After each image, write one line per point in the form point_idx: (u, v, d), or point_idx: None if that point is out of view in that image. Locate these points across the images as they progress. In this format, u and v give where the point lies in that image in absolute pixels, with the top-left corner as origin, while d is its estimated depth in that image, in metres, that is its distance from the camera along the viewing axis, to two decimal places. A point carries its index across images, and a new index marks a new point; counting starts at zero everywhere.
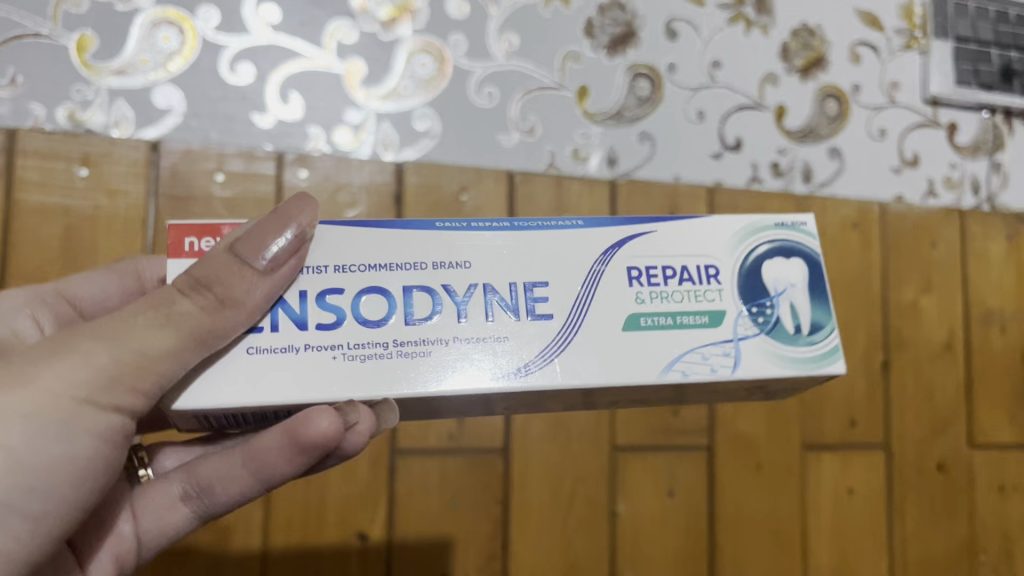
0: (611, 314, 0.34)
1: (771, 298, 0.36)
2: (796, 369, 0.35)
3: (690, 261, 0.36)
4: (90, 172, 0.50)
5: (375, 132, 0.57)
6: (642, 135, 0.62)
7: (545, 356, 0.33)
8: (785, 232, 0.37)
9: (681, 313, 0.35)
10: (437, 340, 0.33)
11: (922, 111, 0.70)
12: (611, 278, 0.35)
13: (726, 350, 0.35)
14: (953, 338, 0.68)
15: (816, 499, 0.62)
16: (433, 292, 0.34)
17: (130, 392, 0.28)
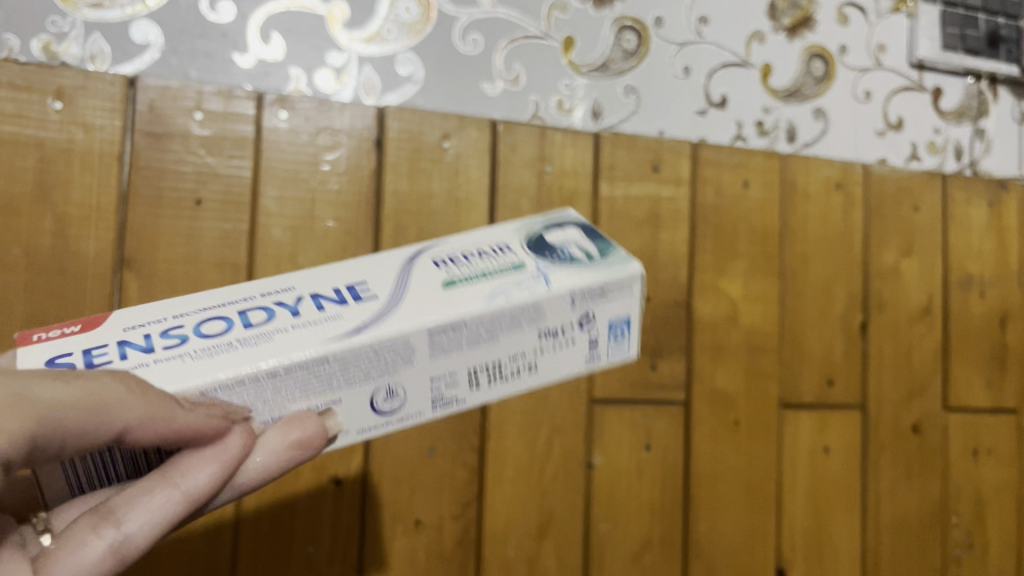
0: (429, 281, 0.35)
1: (560, 247, 0.38)
2: (601, 275, 0.36)
3: (479, 246, 0.39)
4: (64, 105, 0.49)
5: (357, 76, 0.57)
6: (628, 89, 0.62)
7: (385, 308, 0.33)
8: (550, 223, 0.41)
9: (488, 271, 0.36)
10: (276, 328, 0.32)
11: (908, 75, 0.70)
12: (416, 271, 0.36)
13: (535, 279, 0.35)
14: (932, 302, 0.68)
15: (792, 456, 0.62)
16: (268, 307, 0.34)
17: None
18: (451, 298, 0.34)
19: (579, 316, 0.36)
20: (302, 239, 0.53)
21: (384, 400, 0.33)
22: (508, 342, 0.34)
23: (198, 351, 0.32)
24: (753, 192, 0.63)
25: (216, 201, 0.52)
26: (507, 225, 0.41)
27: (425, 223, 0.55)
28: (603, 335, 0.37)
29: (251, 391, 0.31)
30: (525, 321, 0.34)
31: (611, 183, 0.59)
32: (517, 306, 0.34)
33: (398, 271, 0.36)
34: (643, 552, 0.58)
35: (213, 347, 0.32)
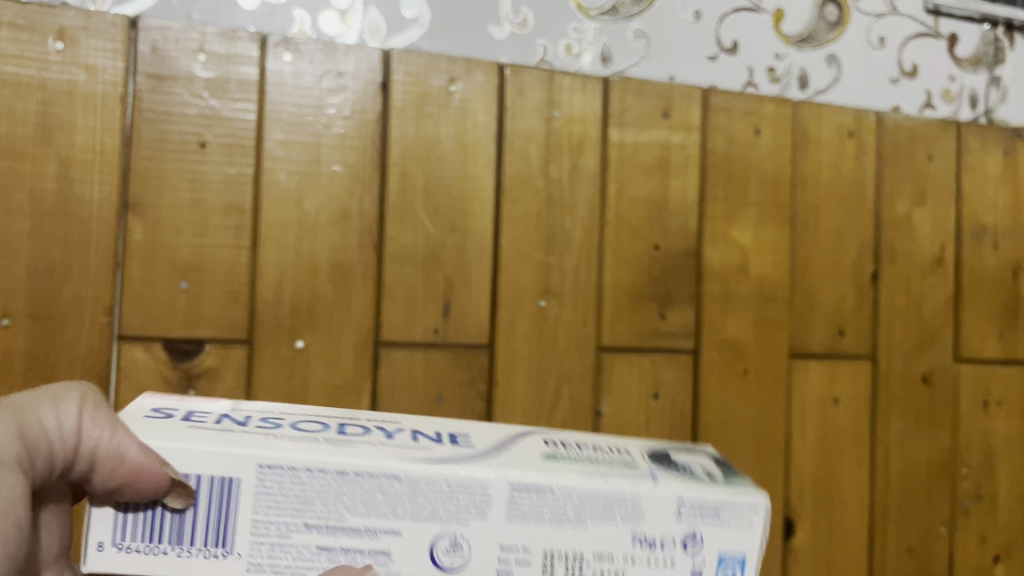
0: (529, 450, 0.34)
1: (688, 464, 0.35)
2: (712, 498, 0.33)
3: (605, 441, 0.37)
4: (65, 47, 0.49)
5: (362, 18, 0.56)
6: (637, 33, 0.61)
7: (435, 503, 0.31)
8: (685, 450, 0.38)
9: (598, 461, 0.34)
10: (366, 442, 0.33)
11: (924, 20, 0.69)
12: (528, 440, 0.36)
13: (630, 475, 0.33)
14: (945, 252, 0.67)
15: (801, 406, 0.62)
16: (368, 429, 0.35)
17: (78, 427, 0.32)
18: (549, 463, 0.33)
19: (682, 533, 0.32)
20: (308, 185, 0.53)
21: (446, 552, 0.31)
22: (596, 531, 0.32)
23: (289, 437, 0.33)
24: (763, 140, 0.62)
25: (219, 144, 0.51)
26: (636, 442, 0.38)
27: (431, 169, 0.55)
28: (708, 569, 0.32)
29: (315, 491, 0.31)
30: (619, 515, 0.32)
31: (621, 130, 0.59)
32: (610, 489, 0.32)
33: (524, 436, 0.36)
34: None
35: (304, 438, 0.33)
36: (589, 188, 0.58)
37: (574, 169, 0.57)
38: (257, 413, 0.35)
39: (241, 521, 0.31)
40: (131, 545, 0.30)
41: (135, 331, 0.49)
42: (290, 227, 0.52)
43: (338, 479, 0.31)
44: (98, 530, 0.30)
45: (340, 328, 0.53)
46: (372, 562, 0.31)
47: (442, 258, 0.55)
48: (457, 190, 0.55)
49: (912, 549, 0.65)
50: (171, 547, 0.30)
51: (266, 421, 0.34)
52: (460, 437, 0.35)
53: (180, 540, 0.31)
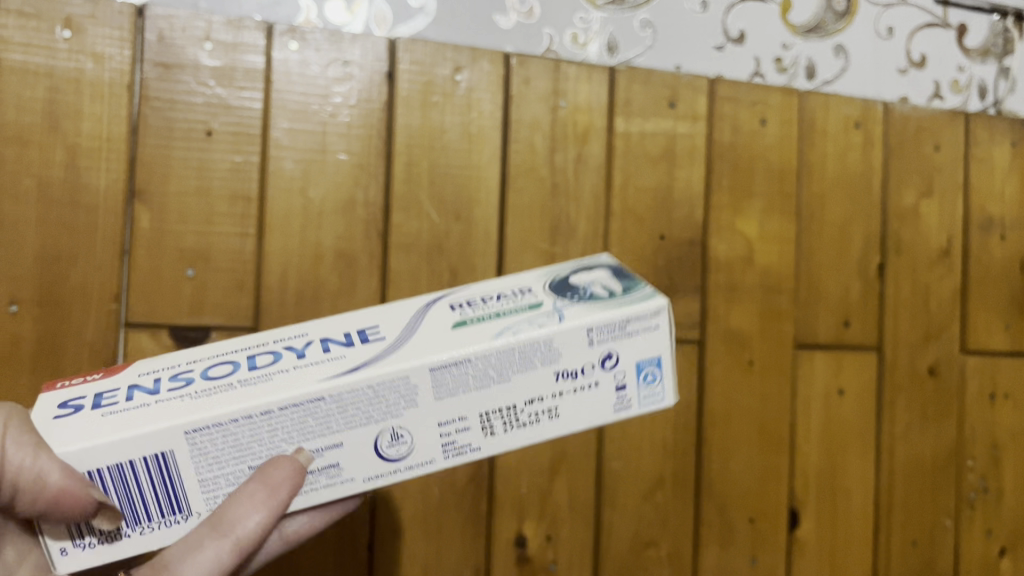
0: (438, 326, 0.35)
1: (582, 287, 0.37)
2: (613, 314, 0.34)
3: (504, 289, 0.38)
4: (73, 35, 0.49)
5: (368, 7, 0.56)
6: (644, 23, 0.61)
7: (352, 411, 0.32)
8: (584, 265, 0.40)
9: (502, 313, 0.35)
10: (279, 369, 0.34)
11: (932, 11, 0.69)
12: (433, 313, 0.36)
13: (540, 323, 0.34)
14: (952, 244, 0.67)
15: (806, 396, 0.62)
16: (276, 351, 0.35)
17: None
18: (456, 335, 0.34)
19: (600, 355, 0.34)
20: (313, 173, 0.53)
21: (389, 445, 0.33)
22: (522, 383, 0.33)
23: (196, 395, 0.32)
24: (770, 130, 0.62)
25: (226, 132, 0.51)
26: (537, 276, 0.39)
27: (437, 158, 0.55)
28: (630, 379, 0.34)
29: (249, 436, 0.32)
30: (539, 360, 0.33)
31: (627, 119, 0.58)
32: (524, 342, 0.33)
33: (430, 310, 0.37)
34: (655, 490, 0.58)
35: (215, 388, 0.33)
36: (594, 178, 0.58)
37: (579, 159, 0.57)
38: (168, 370, 0.35)
39: (188, 480, 0.32)
40: (91, 541, 0.32)
41: (141, 318, 0.50)
42: (296, 216, 0.52)
43: (263, 419, 0.32)
44: (59, 536, 0.32)
45: (345, 316, 0.53)
46: (325, 478, 0.33)
47: (446, 248, 0.55)
48: (462, 179, 0.55)
49: (916, 541, 0.65)
50: (132, 530, 0.32)
51: (178, 376, 0.34)
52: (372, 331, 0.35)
53: (138, 518, 0.32)
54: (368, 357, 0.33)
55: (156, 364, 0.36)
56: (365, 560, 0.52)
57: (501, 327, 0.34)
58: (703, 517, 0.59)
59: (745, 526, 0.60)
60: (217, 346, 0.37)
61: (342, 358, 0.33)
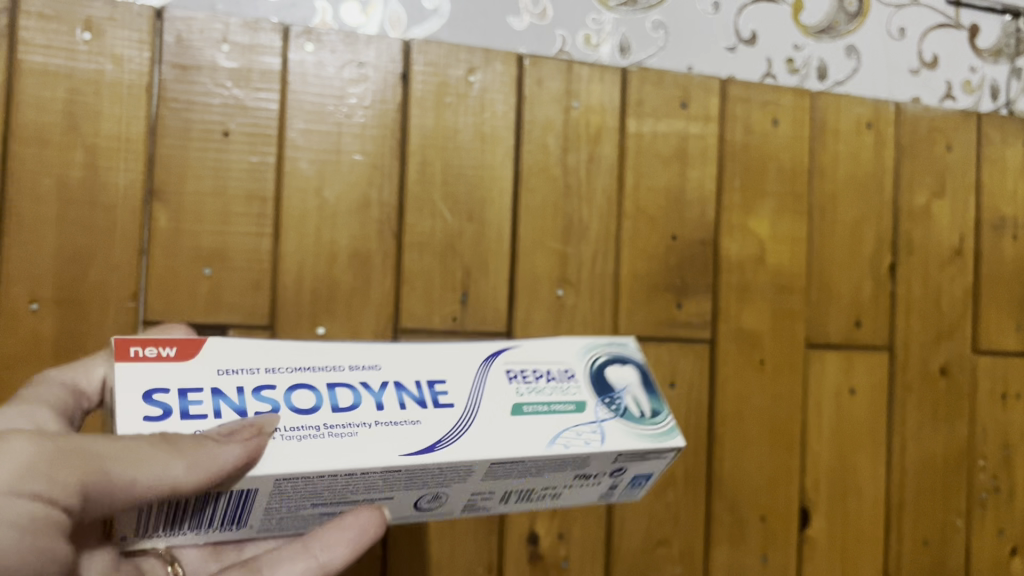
0: (499, 406, 0.36)
1: (617, 393, 0.38)
2: (642, 443, 0.37)
3: (553, 365, 0.39)
4: (93, 36, 0.50)
5: (383, 9, 0.56)
6: (656, 24, 0.61)
7: (414, 484, 0.34)
8: (617, 348, 0.41)
9: (553, 403, 0.37)
10: (360, 423, 0.33)
11: (944, 11, 0.69)
12: (494, 381, 0.37)
13: (591, 429, 0.36)
14: (964, 244, 0.67)
15: (817, 395, 0.62)
16: (353, 388, 0.35)
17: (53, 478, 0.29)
18: (517, 429, 0.35)
19: (614, 467, 0.37)
20: (328, 173, 0.53)
21: (426, 501, 0.36)
22: (547, 477, 0.37)
23: (287, 434, 0.32)
24: (782, 131, 0.62)
25: (243, 133, 0.52)
26: (577, 347, 0.40)
27: (450, 159, 0.55)
28: (622, 481, 0.39)
29: (326, 487, 0.33)
30: (568, 468, 0.36)
31: (639, 120, 0.59)
32: (572, 456, 0.35)
33: (490, 376, 0.37)
34: (666, 489, 0.58)
35: (303, 431, 0.32)
36: (606, 178, 0.58)
37: (591, 159, 0.58)
38: (248, 374, 0.34)
39: (257, 506, 0.33)
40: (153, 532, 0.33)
41: (159, 316, 0.50)
42: (311, 216, 0.53)
43: (343, 481, 0.32)
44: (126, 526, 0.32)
45: (359, 315, 0.53)
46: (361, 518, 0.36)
47: (459, 247, 0.55)
48: (475, 179, 0.56)
49: (928, 540, 0.65)
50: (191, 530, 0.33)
51: (259, 391, 0.34)
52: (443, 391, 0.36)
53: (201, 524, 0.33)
54: (445, 435, 0.34)
55: (233, 354, 0.35)
56: (379, 556, 0.53)
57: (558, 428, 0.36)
58: (714, 516, 0.59)
59: (756, 525, 0.60)
60: (287, 350, 0.35)
61: (422, 425, 0.34)
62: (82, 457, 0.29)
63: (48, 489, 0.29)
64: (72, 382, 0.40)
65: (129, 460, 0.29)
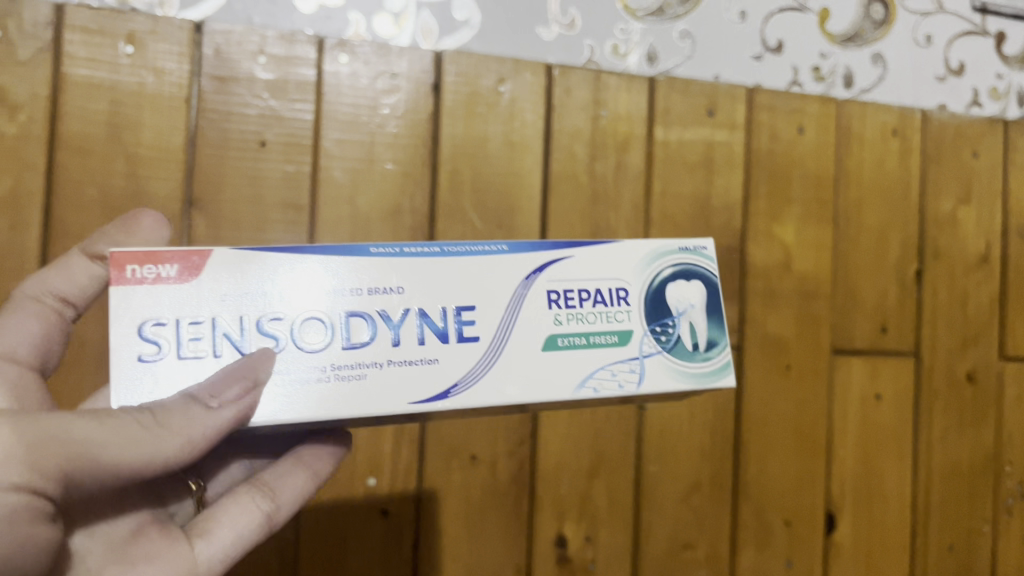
0: (531, 337, 0.36)
1: (673, 318, 0.38)
2: (689, 382, 0.38)
3: (603, 284, 0.38)
4: (135, 50, 0.51)
5: (415, 21, 0.57)
6: (683, 33, 0.62)
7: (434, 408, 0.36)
8: (688, 256, 0.40)
9: (593, 334, 0.37)
10: (372, 362, 0.34)
11: (970, 19, 0.69)
12: (532, 304, 0.36)
13: (631, 366, 0.37)
14: (990, 250, 0.67)
15: (843, 400, 0.62)
16: (369, 317, 0.35)
17: (44, 462, 0.28)
18: (543, 368, 0.36)
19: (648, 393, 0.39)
20: (362, 182, 0.54)
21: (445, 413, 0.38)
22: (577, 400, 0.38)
23: (291, 377, 0.33)
24: (807, 138, 0.63)
25: (279, 143, 0.53)
26: (637, 259, 0.39)
27: (480, 167, 0.56)
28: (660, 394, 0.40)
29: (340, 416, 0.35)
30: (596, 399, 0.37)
31: (666, 127, 0.60)
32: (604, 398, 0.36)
33: (529, 300, 0.36)
34: (692, 493, 0.59)
35: (310, 373, 0.34)
36: (633, 185, 0.59)
37: (618, 166, 0.59)
38: (253, 305, 0.34)
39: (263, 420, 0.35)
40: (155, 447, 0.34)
41: None
42: (345, 223, 0.54)
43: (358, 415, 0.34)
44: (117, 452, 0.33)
45: None
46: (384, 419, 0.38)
47: None
48: (505, 187, 0.57)
49: (954, 546, 0.65)
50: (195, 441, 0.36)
51: (266, 322, 0.34)
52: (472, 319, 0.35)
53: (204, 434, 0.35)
54: (462, 377, 0.35)
55: (239, 278, 0.34)
56: (410, 559, 0.54)
57: (583, 374, 0.36)
58: (739, 519, 0.60)
59: (782, 528, 0.61)
60: (309, 269, 0.35)
61: (445, 365, 0.35)
62: (70, 439, 0.28)
63: (30, 477, 0.27)
64: (53, 291, 0.39)
65: (121, 441, 0.29)
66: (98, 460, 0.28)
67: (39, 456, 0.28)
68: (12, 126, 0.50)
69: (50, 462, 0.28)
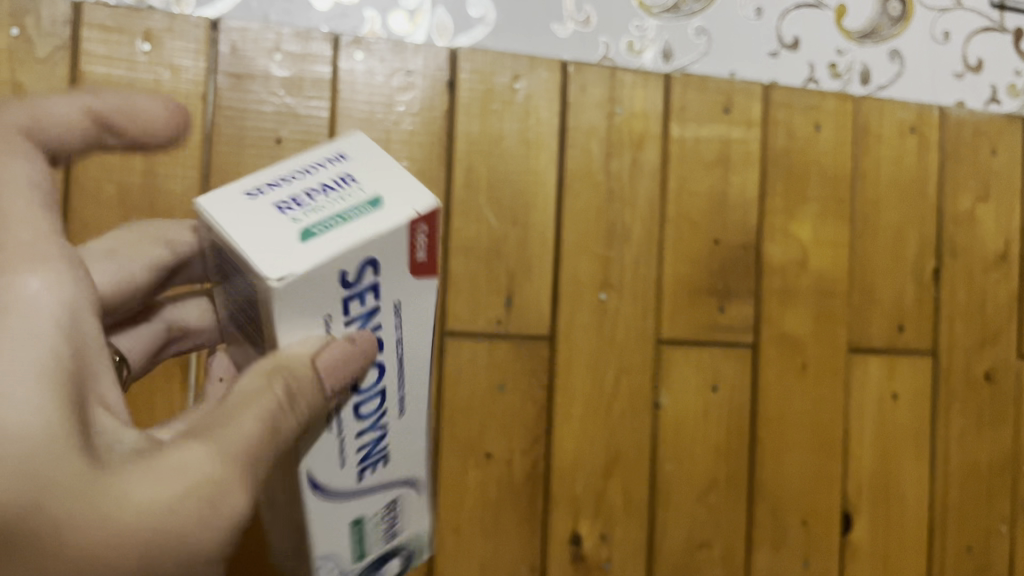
0: (347, 504, 0.36)
1: (378, 548, 0.38)
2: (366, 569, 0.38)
3: (382, 475, 0.37)
4: (151, 47, 0.51)
5: (430, 18, 0.57)
6: (698, 30, 0.62)
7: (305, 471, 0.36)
8: (400, 509, 0.38)
9: (372, 526, 0.37)
10: (337, 425, 0.34)
11: (988, 15, 0.68)
12: (381, 493, 0.37)
13: (383, 533, 0.38)
14: (1009, 249, 0.67)
15: (860, 399, 0.62)
16: (381, 373, 0.35)
17: (215, 433, 0.28)
18: (347, 532, 0.36)
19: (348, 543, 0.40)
20: None
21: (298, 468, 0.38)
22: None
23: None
24: (824, 135, 0.62)
25: (295, 140, 0.53)
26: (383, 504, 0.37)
27: (496, 164, 0.56)
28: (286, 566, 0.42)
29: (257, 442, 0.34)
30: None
31: (682, 124, 0.59)
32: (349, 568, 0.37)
33: (388, 493, 0.38)
34: (708, 492, 0.59)
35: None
36: (649, 183, 0.59)
37: (634, 164, 0.58)
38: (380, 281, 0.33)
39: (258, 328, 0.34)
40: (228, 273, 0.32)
41: None
42: None
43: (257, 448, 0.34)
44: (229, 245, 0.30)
45: None
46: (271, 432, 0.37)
47: (505, 251, 0.56)
48: (520, 184, 0.56)
49: (972, 547, 0.65)
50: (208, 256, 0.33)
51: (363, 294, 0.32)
52: (376, 465, 0.37)
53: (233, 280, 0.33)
54: (334, 486, 0.35)
55: (392, 247, 0.32)
56: (425, 556, 0.54)
57: (336, 543, 0.36)
58: (756, 518, 0.60)
59: (798, 528, 0.61)
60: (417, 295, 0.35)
61: (324, 486, 0.34)
62: (213, 421, 0.29)
63: (216, 443, 0.28)
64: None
65: (255, 400, 0.30)
66: (245, 416, 0.29)
67: (202, 434, 0.29)
68: None
69: (213, 429, 0.29)
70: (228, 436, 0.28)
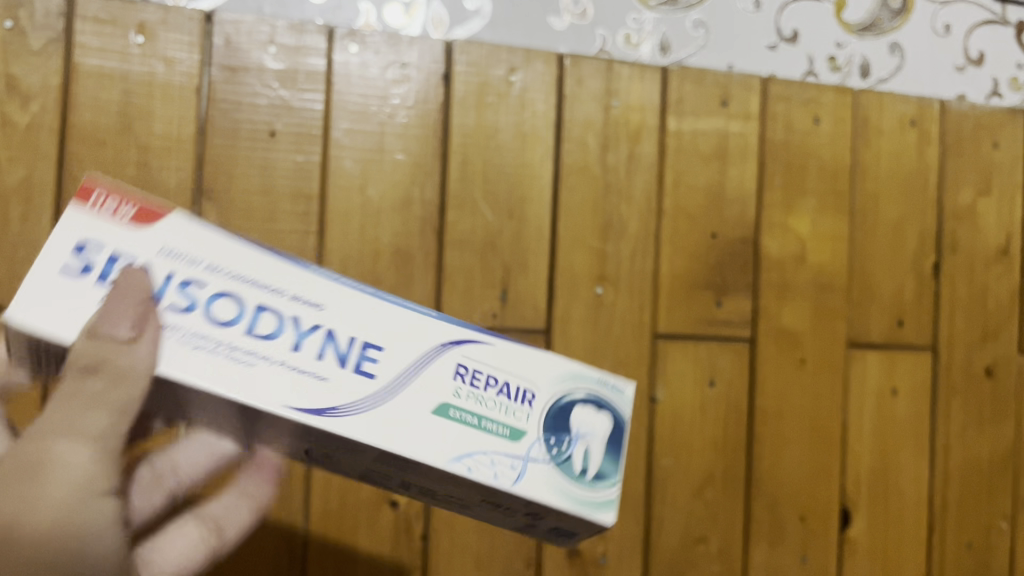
0: (423, 401, 0.34)
1: (570, 437, 0.36)
2: (568, 503, 0.35)
3: (503, 375, 0.36)
4: (146, 40, 0.51)
5: (426, 10, 0.57)
6: (696, 23, 0.62)
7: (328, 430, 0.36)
8: (605, 387, 0.37)
9: (487, 418, 0.35)
10: (268, 357, 0.33)
11: (990, 8, 0.68)
12: (437, 369, 0.35)
13: (511, 462, 0.35)
14: (1011, 243, 0.66)
15: (859, 394, 0.62)
16: (280, 314, 0.34)
17: (61, 447, 0.30)
18: (425, 431, 0.34)
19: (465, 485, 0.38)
20: (372, 172, 0.54)
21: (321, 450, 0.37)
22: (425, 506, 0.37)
23: (186, 339, 0.32)
24: (823, 129, 0.62)
25: (288, 133, 0.53)
26: (555, 368, 0.37)
27: (491, 157, 0.56)
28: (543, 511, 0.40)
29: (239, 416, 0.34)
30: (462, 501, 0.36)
31: (679, 117, 0.59)
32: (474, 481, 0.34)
33: (434, 365, 0.35)
34: (705, 487, 0.58)
35: (202, 342, 0.32)
36: (646, 176, 0.58)
37: (630, 157, 0.58)
38: (186, 264, 0.33)
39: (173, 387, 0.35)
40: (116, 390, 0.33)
41: None
42: (355, 214, 0.54)
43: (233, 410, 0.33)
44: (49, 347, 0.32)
45: None
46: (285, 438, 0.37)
47: (499, 244, 0.56)
48: (516, 178, 0.56)
49: (972, 543, 0.64)
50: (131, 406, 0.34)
51: (186, 285, 0.33)
52: (369, 356, 0.34)
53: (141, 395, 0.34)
54: (344, 404, 0.33)
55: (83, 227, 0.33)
56: (420, 549, 0.54)
57: (460, 447, 0.34)
58: (753, 514, 0.59)
59: (796, 524, 0.60)
60: (246, 250, 0.34)
61: (359, 398, 0.33)
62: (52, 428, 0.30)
63: (60, 465, 0.29)
64: None
65: (86, 403, 0.30)
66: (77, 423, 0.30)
67: (49, 450, 0.30)
68: (24, 116, 0.50)
69: (51, 450, 0.30)
70: (69, 436, 0.30)
